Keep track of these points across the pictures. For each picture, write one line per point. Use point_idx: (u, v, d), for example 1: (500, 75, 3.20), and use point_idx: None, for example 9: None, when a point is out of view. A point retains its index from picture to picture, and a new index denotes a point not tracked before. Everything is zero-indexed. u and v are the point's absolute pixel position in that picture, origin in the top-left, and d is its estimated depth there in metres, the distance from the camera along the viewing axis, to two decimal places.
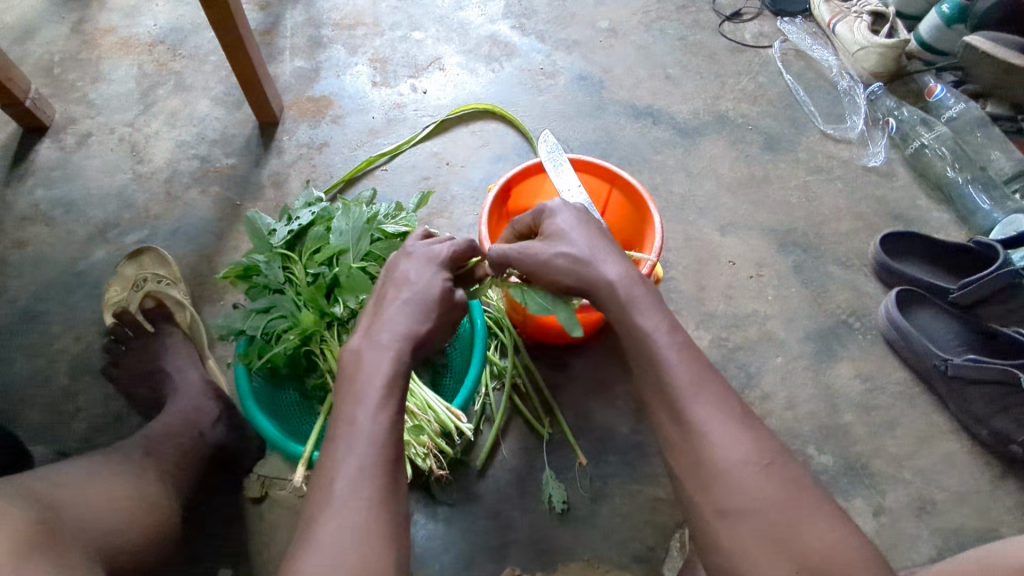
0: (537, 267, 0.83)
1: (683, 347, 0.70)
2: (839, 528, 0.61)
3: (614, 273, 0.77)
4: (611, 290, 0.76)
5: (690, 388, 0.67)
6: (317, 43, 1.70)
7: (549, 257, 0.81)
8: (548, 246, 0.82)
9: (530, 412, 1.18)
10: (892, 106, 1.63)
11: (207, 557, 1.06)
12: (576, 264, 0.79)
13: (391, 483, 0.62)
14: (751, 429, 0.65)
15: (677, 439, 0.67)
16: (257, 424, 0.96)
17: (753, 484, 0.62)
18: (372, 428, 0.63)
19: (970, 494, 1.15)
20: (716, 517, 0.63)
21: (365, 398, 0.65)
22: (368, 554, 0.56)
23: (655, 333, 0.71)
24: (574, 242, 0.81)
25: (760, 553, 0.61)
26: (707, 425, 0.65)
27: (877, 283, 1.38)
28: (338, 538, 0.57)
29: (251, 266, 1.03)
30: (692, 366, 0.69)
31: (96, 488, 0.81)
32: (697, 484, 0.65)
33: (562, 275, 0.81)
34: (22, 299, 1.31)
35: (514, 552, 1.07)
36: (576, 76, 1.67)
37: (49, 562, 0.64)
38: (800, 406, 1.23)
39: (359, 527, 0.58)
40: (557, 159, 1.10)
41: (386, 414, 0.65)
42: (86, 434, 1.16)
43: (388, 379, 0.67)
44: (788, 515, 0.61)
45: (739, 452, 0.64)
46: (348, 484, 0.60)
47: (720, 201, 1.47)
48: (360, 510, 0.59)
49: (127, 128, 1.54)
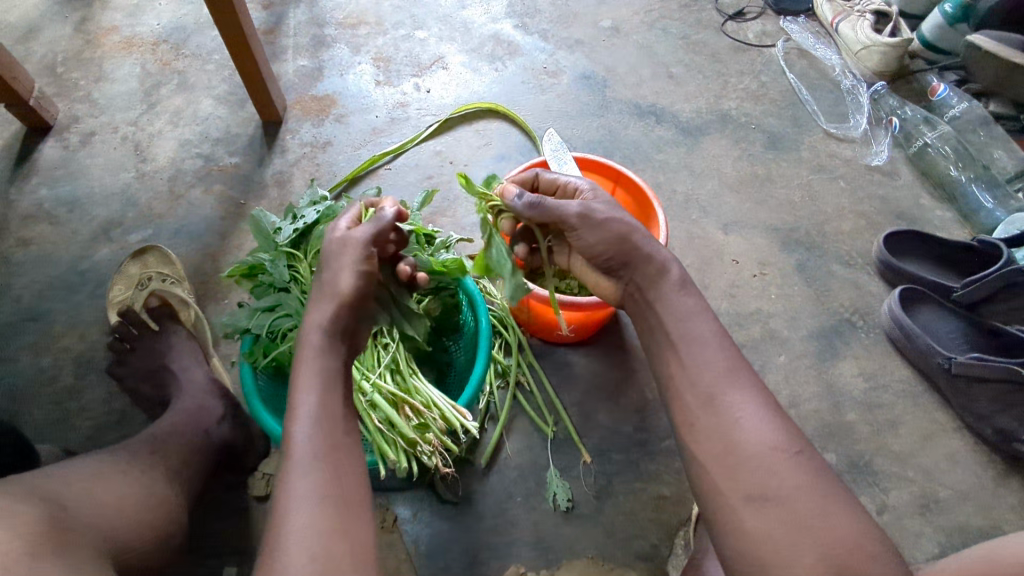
0: (587, 229, 0.81)
1: (719, 334, 0.73)
2: (862, 521, 0.62)
3: (666, 254, 0.79)
4: (664, 267, 0.78)
5: (726, 373, 0.69)
6: (320, 42, 1.70)
7: (605, 219, 0.80)
8: (603, 208, 0.81)
9: (535, 411, 1.19)
10: (895, 105, 1.64)
11: (211, 555, 1.06)
12: (630, 235, 0.79)
13: (332, 475, 0.63)
14: (782, 419, 0.67)
15: (706, 420, 0.68)
16: (262, 423, 0.93)
17: (781, 470, 0.63)
18: (300, 429, 0.65)
19: (973, 492, 1.16)
20: (742, 504, 0.63)
21: (297, 405, 0.67)
22: (322, 550, 0.58)
23: (694, 315, 0.74)
24: (628, 216, 0.82)
25: (786, 541, 0.60)
26: (741, 408, 0.67)
27: (880, 281, 1.38)
28: (287, 540, 0.58)
29: (257, 264, 1.03)
30: (728, 353, 0.71)
31: (105, 487, 0.81)
32: (723, 469, 0.65)
33: (609, 241, 0.80)
34: (26, 298, 1.31)
35: (519, 550, 1.07)
36: (580, 76, 1.67)
37: (58, 561, 0.64)
38: (802, 405, 1.23)
39: (306, 528, 0.59)
40: (562, 157, 1.10)
41: (310, 411, 0.67)
42: (90, 433, 1.16)
43: (309, 377, 0.69)
44: (815, 504, 0.61)
45: (770, 438, 0.65)
46: (291, 488, 0.62)
47: (723, 201, 1.48)
48: (307, 510, 0.60)
49: (130, 127, 1.54)
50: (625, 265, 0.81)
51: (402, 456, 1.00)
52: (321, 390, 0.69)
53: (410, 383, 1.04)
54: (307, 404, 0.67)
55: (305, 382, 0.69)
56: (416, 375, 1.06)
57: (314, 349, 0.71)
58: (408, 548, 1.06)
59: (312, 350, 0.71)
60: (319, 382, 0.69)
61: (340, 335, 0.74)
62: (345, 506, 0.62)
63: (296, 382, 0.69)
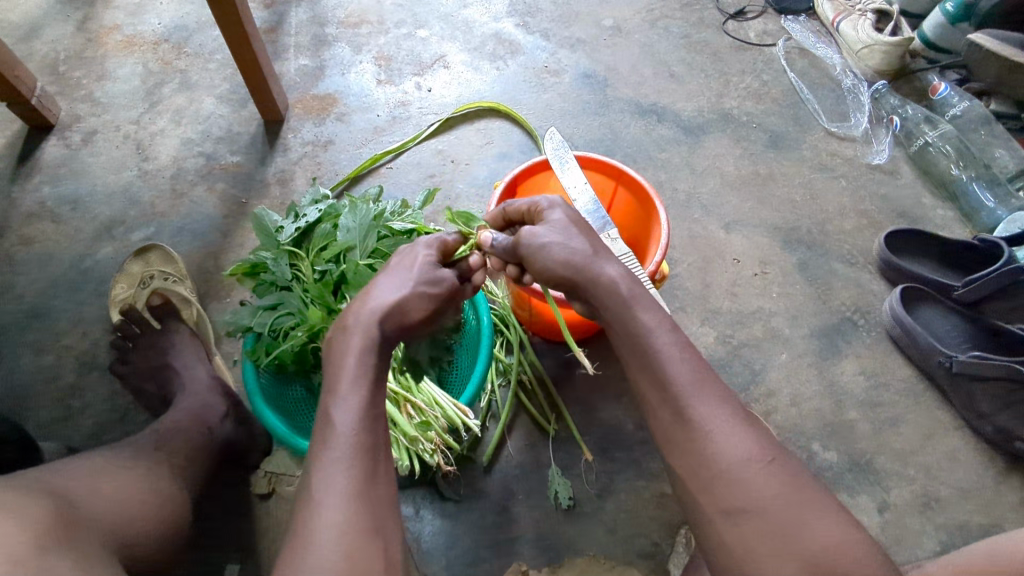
0: (534, 255, 0.82)
1: (682, 345, 0.71)
2: (841, 524, 0.61)
3: (614, 271, 0.77)
4: (613, 285, 0.76)
5: (693, 386, 0.68)
6: (322, 41, 1.70)
7: (543, 243, 0.80)
8: (556, 236, 0.81)
9: (536, 409, 1.18)
10: (896, 105, 1.65)
11: (214, 553, 1.06)
12: (574, 258, 0.79)
13: (370, 475, 0.63)
14: (754, 428, 0.66)
15: (679, 435, 0.67)
16: (264, 421, 0.95)
17: (755, 482, 0.63)
18: (343, 423, 0.64)
19: (973, 490, 1.16)
20: (719, 516, 0.64)
21: (343, 397, 0.66)
22: (355, 550, 0.58)
23: (655, 330, 0.72)
24: (575, 238, 0.80)
25: (764, 552, 0.61)
26: (708, 424, 0.66)
27: (881, 279, 1.38)
28: (322, 536, 0.58)
29: (259, 263, 1.04)
30: (694, 366, 0.69)
31: (111, 483, 0.81)
32: (700, 483, 0.65)
33: (556, 266, 0.80)
34: (29, 296, 1.31)
35: (521, 548, 1.07)
36: (582, 75, 1.67)
37: (66, 558, 0.64)
38: (803, 403, 1.23)
39: (341, 527, 0.58)
40: (564, 156, 1.08)
41: (355, 405, 0.66)
42: (94, 430, 1.17)
43: (362, 367, 0.68)
44: (792, 513, 0.61)
45: (742, 450, 0.64)
46: (331, 483, 0.61)
47: (724, 199, 1.48)
48: (343, 508, 0.60)
49: (132, 125, 1.55)
50: (575, 284, 0.80)
51: (404, 454, 1.01)
52: (368, 386, 0.68)
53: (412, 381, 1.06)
54: (352, 398, 0.66)
55: (353, 374, 0.68)
56: None
57: (366, 343, 0.70)
58: (411, 546, 1.07)
59: (364, 341, 0.70)
60: (368, 377, 0.69)
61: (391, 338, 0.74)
62: (378, 506, 0.62)
63: (342, 371, 0.68)
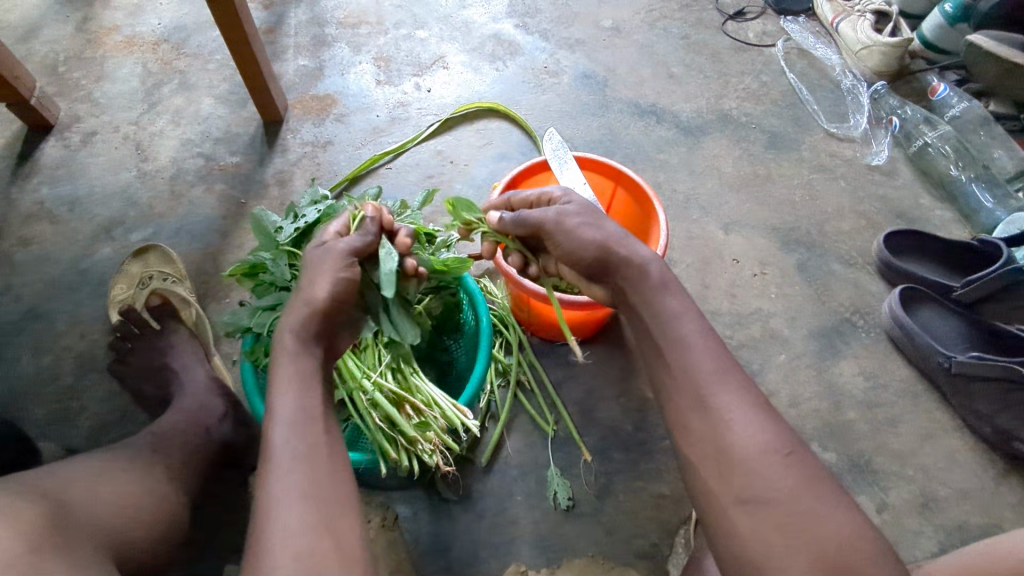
0: (563, 236, 0.82)
1: (706, 334, 0.72)
2: (854, 520, 0.61)
3: (646, 254, 0.78)
4: (645, 268, 0.77)
5: (715, 375, 0.69)
6: (321, 41, 1.70)
7: (574, 226, 0.81)
8: (580, 216, 0.82)
9: (535, 409, 1.19)
10: (895, 105, 1.65)
11: (212, 554, 1.06)
12: (607, 241, 0.79)
13: (314, 475, 0.62)
14: (772, 419, 0.66)
15: (697, 422, 0.68)
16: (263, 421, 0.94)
17: (770, 472, 0.63)
18: (281, 432, 0.64)
19: (972, 491, 1.16)
20: (733, 506, 0.64)
21: (275, 410, 0.66)
22: (307, 551, 0.57)
23: (681, 318, 0.73)
24: (604, 224, 0.81)
25: (776, 543, 0.60)
26: (729, 412, 0.66)
27: (880, 280, 1.38)
28: (272, 541, 0.57)
29: (258, 263, 1.04)
30: (717, 354, 0.70)
31: (108, 486, 0.81)
32: (716, 473, 0.65)
33: (587, 248, 0.80)
34: (28, 296, 1.31)
35: (520, 549, 1.07)
36: (581, 75, 1.68)
37: (64, 561, 0.64)
38: (802, 404, 1.23)
39: (290, 529, 0.58)
40: (563, 157, 1.09)
41: (288, 412, 0.66)
42: (92, 431, 1.17)
43: (286, 376, 0.69)
44: (807, 505, 0.61)
45: (759, 441, 0.64)
46: (274, 490, 0.61)
47: (723, 200, 1.48)
48: (292, 509, 0.59)
49: (131, 126, 1.55)
50: (607, 271, 0.81)
51: (403, 454, 1.01)
52: (298, 390, 0.68)
53: (411, 381, 1.04)
54: (286, 403, 0.67)
55: (282, 384, 0.68)
56: (416, 374, 1.06)
57: (289, 353, 0.70)
58: (409, 546, 1.07)
59: (286, 348, 0.71)
60: (297, 382, 0.68)
61: (314, 339, 0.73)
62: (329, 502, 0.61)
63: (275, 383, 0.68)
